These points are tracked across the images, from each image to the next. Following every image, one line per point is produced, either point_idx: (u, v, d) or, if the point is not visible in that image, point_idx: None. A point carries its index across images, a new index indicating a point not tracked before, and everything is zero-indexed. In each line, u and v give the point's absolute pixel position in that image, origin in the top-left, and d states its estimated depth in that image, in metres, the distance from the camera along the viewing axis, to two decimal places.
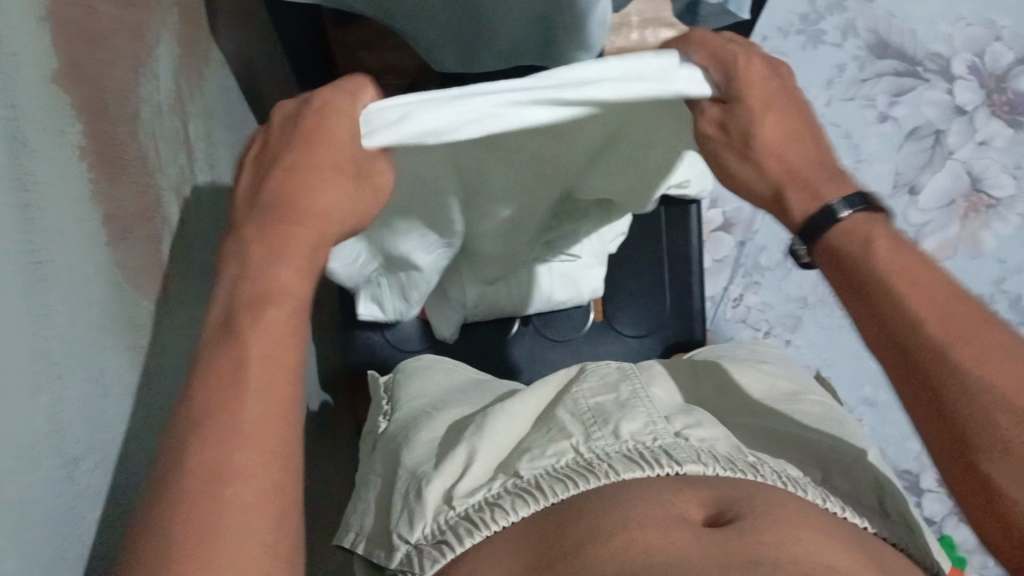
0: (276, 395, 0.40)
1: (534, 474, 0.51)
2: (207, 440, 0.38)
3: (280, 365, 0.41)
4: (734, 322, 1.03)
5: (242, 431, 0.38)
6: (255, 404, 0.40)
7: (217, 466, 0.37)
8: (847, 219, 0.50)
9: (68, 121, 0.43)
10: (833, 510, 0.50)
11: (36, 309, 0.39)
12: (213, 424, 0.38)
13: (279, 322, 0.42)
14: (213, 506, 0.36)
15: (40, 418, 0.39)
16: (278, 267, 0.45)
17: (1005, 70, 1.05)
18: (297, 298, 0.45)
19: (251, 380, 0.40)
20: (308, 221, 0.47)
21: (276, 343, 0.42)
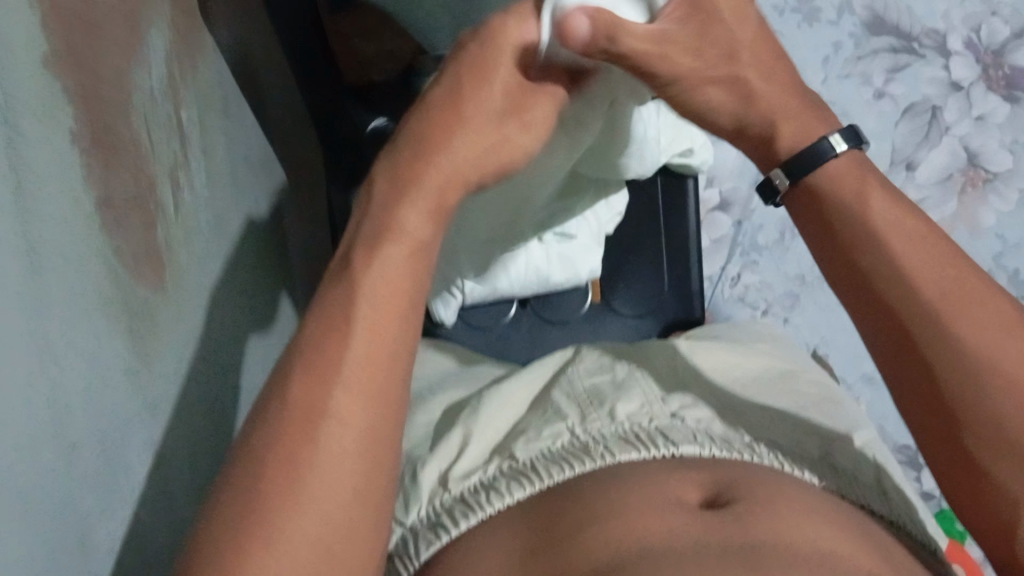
0: (398, 327, 0.45)
1: (530, 456, 0.51)
2: (309, 380, 0.43)
3: (387, 305, 0.45)
4: (733, 302, 1.03)
5: (338, 378, 0.43)
6: (352, 357, 0.43)
7: (314, 409, 0.42)
8: (828, 173, 0.51)
9: (62, 107, 0.43)
10: (827, 489, 0.50)
11: (33, 295, 0.39)
12: (315, 365, 0.43)
13: (394, 261, 0.46)
14: (309, 451, 0.41)
15: (40, 402, 0.39)
16: (401, 213, 0.47)
17: (1001, 45, 1.03)
18: (420, 246, 0.47)
19: (362, 309, 0.44)
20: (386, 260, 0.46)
21: (374, 357, 0.44)
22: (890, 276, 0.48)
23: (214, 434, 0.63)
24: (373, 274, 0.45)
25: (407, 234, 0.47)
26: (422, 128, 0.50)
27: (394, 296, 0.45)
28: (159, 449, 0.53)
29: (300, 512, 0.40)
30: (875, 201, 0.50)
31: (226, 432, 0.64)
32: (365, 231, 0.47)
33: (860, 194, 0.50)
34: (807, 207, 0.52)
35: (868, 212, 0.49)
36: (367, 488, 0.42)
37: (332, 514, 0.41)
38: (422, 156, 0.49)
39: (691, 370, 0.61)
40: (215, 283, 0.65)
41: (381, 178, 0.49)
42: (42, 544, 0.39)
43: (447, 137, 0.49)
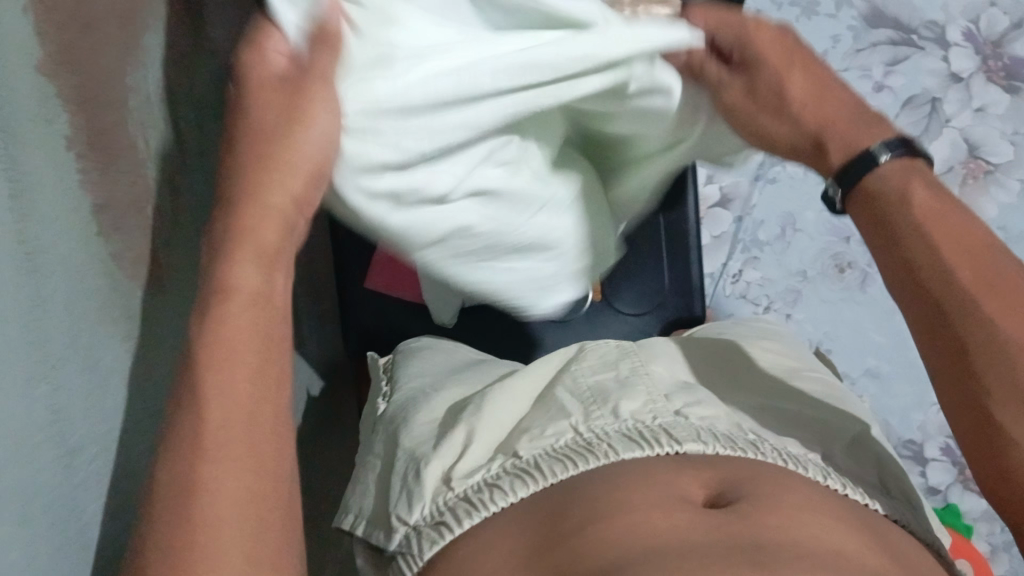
0: (250, 401, 0.40)
1: (533, 454, 0.51)
2: (186, 462, 0.38)
3: (247, 353, 0.41)
4: (734, 298, 1.02)
5: (207, 478, 0.38)
6: (223, 426, 0.39)
7: (187, 487, 0.38)
8: (884, 170, 0.50)
9: (57, 109, 0.43)
10: (832, 486, 0.50)
11: (30, 299, 0.39)
12: (183, 464, 0.38)
13: (239, 323, 0.41)
14: (191, 532, 0.37)
15: (36, 405, 0.39)
16: (239, 262, 0.41)
17: (1001, 36, 1.02)
18: (263, 294, 0.42)
19: (227, 378, 0.40)
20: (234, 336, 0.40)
21: (238, 433, 0.40)
22: (927, 259, 0.47)
23: None
24: (232, 327, 0.40)
25: (243, 289, 0.41)
26: (240, 163, 0.42)
27: (261, 341, 0.41)
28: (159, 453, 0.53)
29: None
30: (916, 188, 0.49)
31: None
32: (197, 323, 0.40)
33: (903, 184, 0.49)
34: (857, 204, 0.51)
35: (906, 198, 0.49)
36: (265, 559, 0.39)
37: None
38: (240, 198, 0.42)
39: (695, 365, 0.61)
40: None
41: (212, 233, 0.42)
42: (38, 547, 0.39)
43: (267, 170, 0.41)
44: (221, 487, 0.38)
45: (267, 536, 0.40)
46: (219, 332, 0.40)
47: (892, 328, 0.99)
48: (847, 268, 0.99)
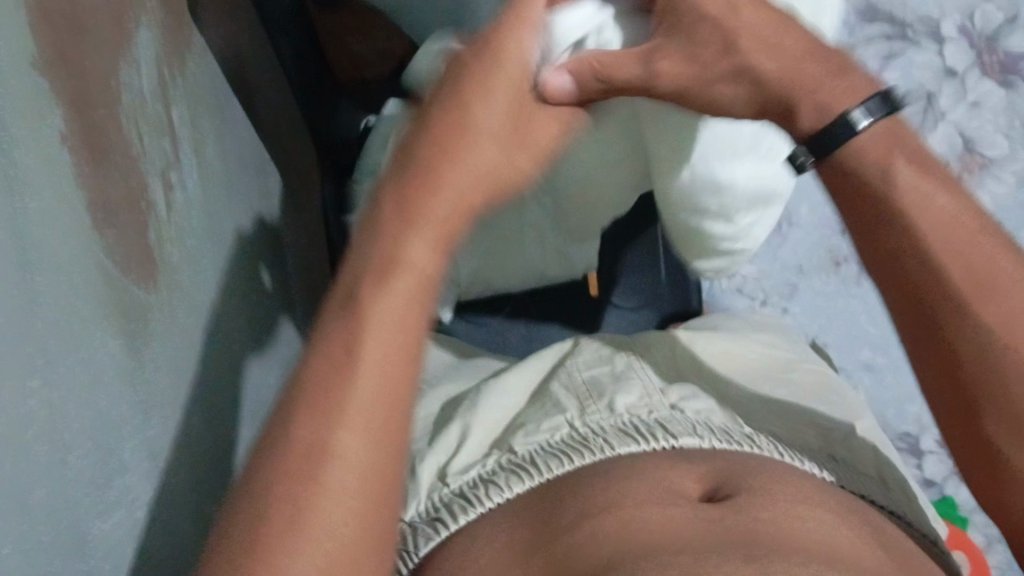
0: (400, 349, 0.40)
1: (529, 449, 0.51)
2: (310, 418, 0.38)
3: (394, 339, 0.40)
4: (729, 292, 1.03)
5: (336, 401, 0.38)
6: (360, 399, 0.38)
7: (320, 447, 0.37)
8: (856, 142, 0.47)
9: (49, 106, 0.43)
10: (827, 479, 0.50)
11: (25, 296, 0.39)
12: (320, 399, 0.38)
13: (400, 296, 0.40)
14: (311, 488, 0.37)
15: (32, 403, 0.39)
16: (410, 236, 0.42)
17: (995, 32, 1.02)
18: (426, 275, 0.42)
19: (370, 342, 0.39)
20: (390, 300, 0.40)
21: (383, 388, 0.39)
22: (915, 256, 0.45)
23: (208, 433, 0.62)
24: (377, 298, 0.40)
25: (412, 265, 0.41)
26: (422, 149, 0.45)
27: (402, 319, 0.40)
28: (154, 450, 0.53)
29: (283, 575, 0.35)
30: (898, 167, 0.46)
31: (222, 432, 0.64)
32: (354, 272, 0.41)
33: (882, 163, 0.46)
34: (830, 171, 0.48)
35: (889, 180, 0.46)
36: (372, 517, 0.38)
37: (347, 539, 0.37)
38: (430, 160, 0.45)
39: (691, 356, 0.61)
40: (211, 284, 0.64)
41: (385, 206, 0.43)
42: (36, 544, 0.39)
43: (434, 165, 0.45)
44: (347, 457, 0.38)
45: (386, 483, 0.39)
46: (360, 304, 0.40)
47: (887, 320, 0.99)
48: (843, 261, 0.99)
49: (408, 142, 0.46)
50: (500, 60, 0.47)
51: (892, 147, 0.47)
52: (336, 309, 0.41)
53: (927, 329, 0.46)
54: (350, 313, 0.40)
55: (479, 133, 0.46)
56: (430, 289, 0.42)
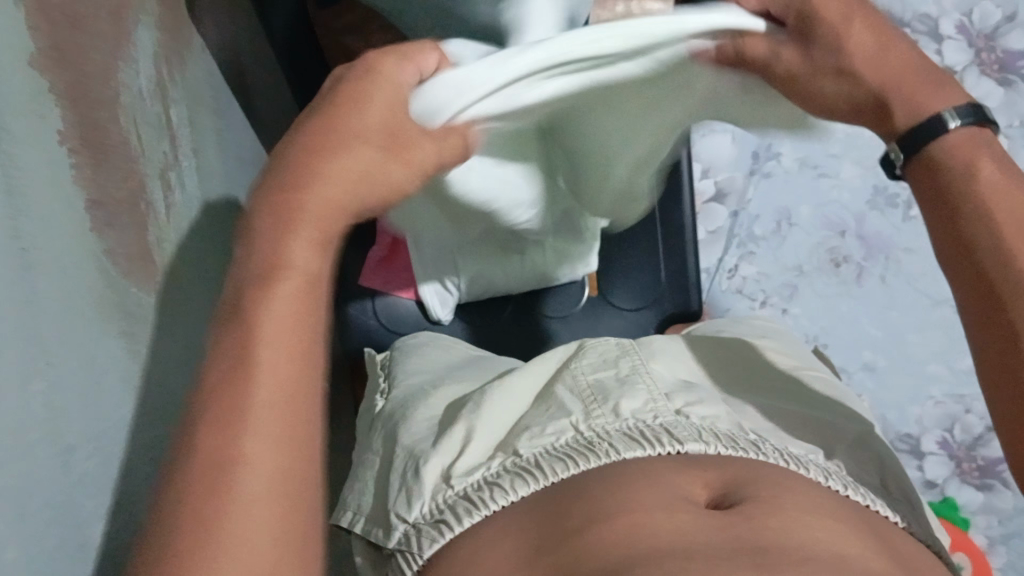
0: (288, 360, 0.38)
1: (534, 452, 0.50)
2: (217, 427, 0.36)
3: (287, 334, 0.38)
4: (730, 294, 1.02)
5: (252, 415, 0.36)
6: (263, 405, 0.37)
7: (229, 458, 0.35)
8: (948, 138, 0.49)
9: (48, 107, 0.42)
10: (834, 488, 0.49)
11: (25, 299, 0.38)
12: (219, 411, 0.36)
13: (284, 301, 0.39)
14: (225, 501, 0.35)
15: (32, 407, 0.38)
16: (294, 235, 0.40)
17: (993, 29, 1.02)
18: (314, 276, 0.40)
19: (264, 350, 0.38)
20: (272, 308, 0.38)
21: (277, 398, 0.37)
22: (988, 235, 0.47)
23: None
24: (278, 294, 0.39)
25: (299, 266, 0.39)
26: (292, 149, 0.41)
27: (296, 319, 0.39)
28: (155, 452, 0.52)
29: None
30: (984, 166, 0.48)
31: None
32: (239, 279, 0.39)
33: (967, 159, 0.48)
34: (919, 172, 0.51)
35: (970, 175, 0.48)
36: (289, 533, 0.36)
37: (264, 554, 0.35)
38: (304, 159, 0.40)
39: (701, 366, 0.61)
40: (211, 284, 0.64)
41: (252, 219, 0.40)
42: (38, 550, 0.39)
43: (321, 163, 0.40)
44: (251, 465, 0.36)
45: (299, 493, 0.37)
46: (259, 312, 0.38)
47: (888, 323, 0.99)
48: (843, 262, 0.99)
49: (276, 156, 0.42)
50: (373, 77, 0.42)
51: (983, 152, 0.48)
52: (219, 321, 0.39)
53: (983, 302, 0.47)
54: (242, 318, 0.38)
55: (353, 138, 0.41)
56: (313, 295, 0.40)
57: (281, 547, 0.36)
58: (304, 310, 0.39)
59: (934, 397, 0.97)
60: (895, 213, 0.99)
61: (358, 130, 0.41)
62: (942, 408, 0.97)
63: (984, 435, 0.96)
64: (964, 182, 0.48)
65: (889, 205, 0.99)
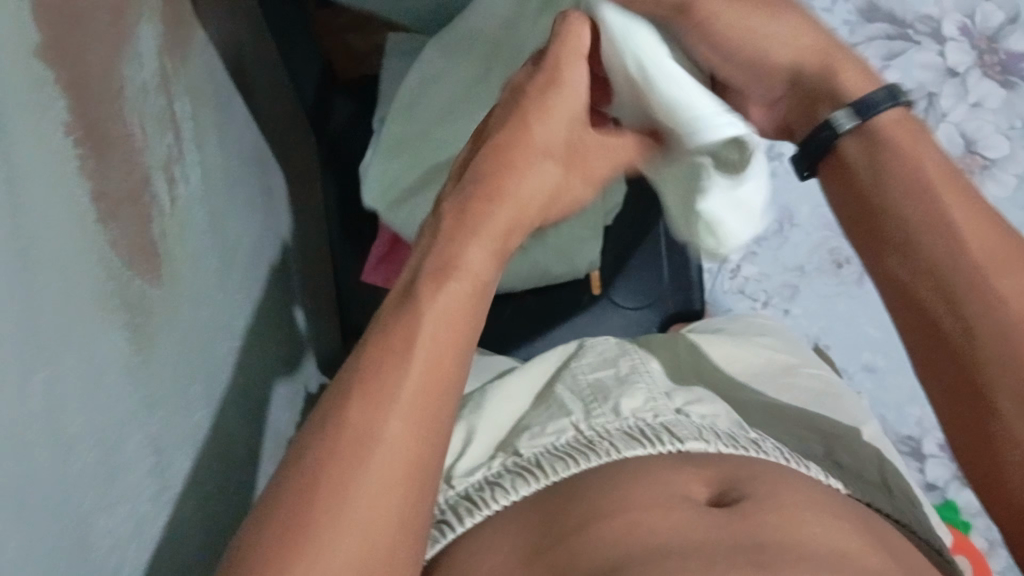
0: (441, 359, 0.43)
1: (534, 452, 0.51)
2: (368, 405, 0.41)
3: (443, 348, 0.43)
4: (732, 294, 1.03)
5: (384, 393, 0.41)
6: (408, 401, 0.41)
7: (369, 436, 0.40)
8: (881, 116, 0.49)
9: (52, 99, 0.42)
10: (834, 486, 0.49)
11: (28, 291, 0.38)
12: (371, 392, 0.41)
13: (453, 302, 0.44)
14: (350, 483, 0.39)
15: (35, 399, 0.38)
16: (467, 243, 0.46)
17: (996, 31, 1.02)
18: (483, 283, 0.46)
19: (417, 362, 0.42)
20: (438, 313, 0.43)
21: (425, 393, 0.42)
22: (930, 237, 0.47)
23: (217, 432, 0.62)
24: (437, 298, 0.43)
25: (470, 268, 0.45)
26: (482, 156, 0.49)
27: (451, 331, 0.43)
28: (156, 446, 0.52)
29: (333, 540, 0.38)
30: (877, 146, 0.49)
31: (228, 429, 0.64)
32: (424, 267, 0.45)
33: (897, 152, 0.49)
34: (829, 167, 0.52)
35: (890, 171, 0.49)
36: (399, 523, 0.40)
37: (373, 540, 0.39)
38: (488, 177, 0.48)
39: (703, 366, 0.61)
40: (214, 280, 0.64)
41: (446, 210, 0.47)
42: (40, 544, 0.39)
43: (502, 173, 0.48)
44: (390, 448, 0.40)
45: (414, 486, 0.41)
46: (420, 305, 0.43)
47: (888, 323, 0.99)
48: (844, 263, 1.00)
49: (469, 163, 0.49)
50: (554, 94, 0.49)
51: (909, 132, 0.50)
52: (396, 301, 0.45)
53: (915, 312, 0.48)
54: (407, 325, 0.42)
55: (519, 158, 0.49)
56: (469, 310, 0.44)
57: (393, 529, 0.39)
58: (463, 316, 0.44)
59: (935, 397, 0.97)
60: None
61: (522, 152, 0.49)
62: None
63: None
64: (895, 193, 0.49)
65: None
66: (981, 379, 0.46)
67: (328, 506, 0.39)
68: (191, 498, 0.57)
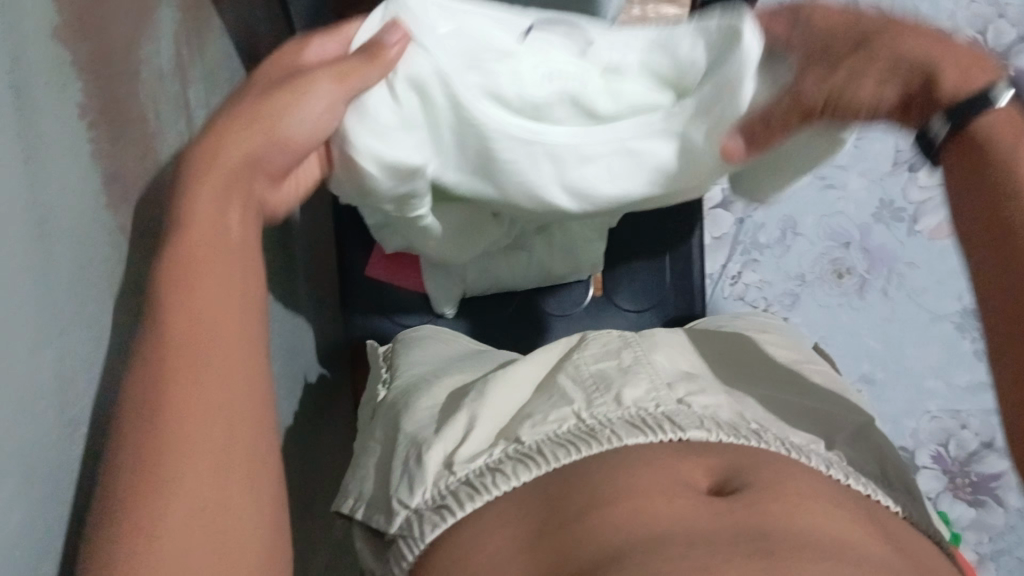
0: (211, 301, 0.41)
1: (536, 439, 0.51)
2: (155, 380, 0.38)
3: (214, 290, 0.41)
4: (732, 300, 1.01)
5: (180, 360, 0.38)
6: (191, 364, 0.38)
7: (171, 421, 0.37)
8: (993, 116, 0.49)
9: (69, 75, 0.42)
10: (836, 478, 0.49)
11: (38, 264, 0.38)
12: (154, 368, 0.38)
13: (207, 253, 0.42)
14: (172, 462, 0.36)
15: (40, 380, 0.38)
16: (198, 212, 0.43)
17: (1007, 48, 1.03)
18: (226, 223, 0.43)
19: (178, 327, 0.39)
20: (195, 277, 0.41)
21: (215, 342, 0.40)
22: None
23: None
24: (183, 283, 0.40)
25: (201, 217, 0.43)
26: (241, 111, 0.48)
27: (196, 312, 0.40)
28: None
29: (164, 537, 0.34)
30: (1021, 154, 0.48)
31: None
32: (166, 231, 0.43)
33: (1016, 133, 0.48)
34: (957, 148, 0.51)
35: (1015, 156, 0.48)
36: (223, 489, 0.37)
37: (204, 517, 0.36)
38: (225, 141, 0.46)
39: (707, 359, 0.61)
40: None
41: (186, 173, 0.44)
42: (39, 525, 0.38)
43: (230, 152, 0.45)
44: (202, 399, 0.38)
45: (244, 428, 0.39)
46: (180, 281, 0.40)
47: (888, 335, 0.99)
48: (846, 274, 1.00)
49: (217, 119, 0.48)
50: (297, 83, 0.49)
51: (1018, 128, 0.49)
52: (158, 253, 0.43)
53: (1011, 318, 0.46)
54: (184, 267, 0.41)
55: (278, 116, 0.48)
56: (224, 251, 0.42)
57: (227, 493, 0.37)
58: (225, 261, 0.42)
59: (931, 410, 0.97)
60: (901, 226, 1.00)
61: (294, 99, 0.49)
62: (939, 422, 0.97)
63: (980, 451, 0.96)
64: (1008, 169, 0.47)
65: (894, 218, 1.01)
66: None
67: (158, 475, 0.35)
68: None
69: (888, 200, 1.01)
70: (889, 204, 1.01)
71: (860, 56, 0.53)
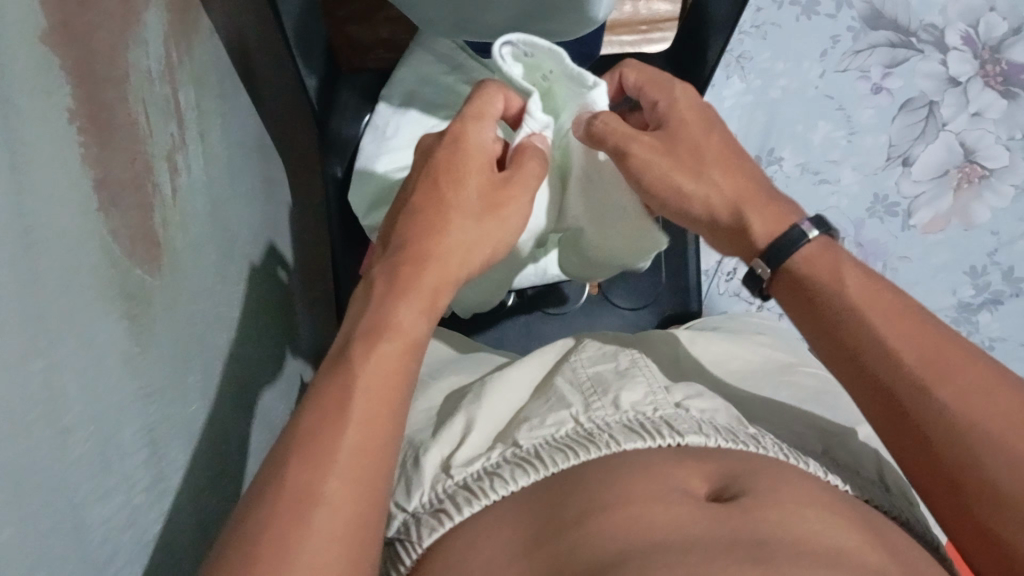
0: (388, 376, 0.47)
1: (533, 443, 0.50)
2: (304, 460, 0.43)
3: (383, 405, 0.46)
4: (727, 296, 1.02)
5: (324, 435, 0.44)
6: (348, 439, 0.44)
7: (309, 495, 0.42)
8: (801, 255, 0.55)
9: (56, 83, 0.42)
10: (833, 482, 0.50)
11: (25, 278, 0.37)
12: (313, 449, 0.43)
13: (389, 357, 0.48)
14: (301, 532, 0.40)
15: (30, 396, 0.37)
16: (396, 306, 0.50)
17: (998, 42, 1.02)
18: (416, 341, 0.50)
19: (350, 425, 0.44)
20: (363, 365, 0.47)
21: (373, 421, 0.45)
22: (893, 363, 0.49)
23: (212, 427, 0.61)
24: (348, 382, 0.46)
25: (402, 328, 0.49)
26: (416, 209, 0.55)
27: (369, 405, 0.46)
28: (154, 439, 0.51)
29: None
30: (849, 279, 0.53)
31: (224, 426, 0.63)
32: (357, 329, 0.49)
33: (836, 271, 0.53)
34: (788, 289, 0.55)
35: (844, 284, 0.52)
36: (349, 551, 0.42)
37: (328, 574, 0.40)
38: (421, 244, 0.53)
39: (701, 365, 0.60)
40: (213, 273, 0.63)
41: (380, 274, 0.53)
42: (33, 536, 0.37)
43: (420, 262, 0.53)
44: (336, 480, 0.43)
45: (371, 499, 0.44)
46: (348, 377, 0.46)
47: None
48: None
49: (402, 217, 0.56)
50: (464, 152, 0.57)
51: (831, 260, 0.54)
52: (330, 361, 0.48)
53: (896, 419, 0.49)
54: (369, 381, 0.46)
55: (454, 211, 0.55)
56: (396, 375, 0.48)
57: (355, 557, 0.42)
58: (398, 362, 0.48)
59: None
60: (895, 220, 1.00)
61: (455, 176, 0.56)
62: None
63: None
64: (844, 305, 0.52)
65: (888, 212, 1.01)
66: (984, 476, 0.46)
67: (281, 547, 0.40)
68: (182, 499, 0.55)
69: (882, 194, 1.01)
70: (883, 199, 1.01)
71: (696, 166, 0.58)
